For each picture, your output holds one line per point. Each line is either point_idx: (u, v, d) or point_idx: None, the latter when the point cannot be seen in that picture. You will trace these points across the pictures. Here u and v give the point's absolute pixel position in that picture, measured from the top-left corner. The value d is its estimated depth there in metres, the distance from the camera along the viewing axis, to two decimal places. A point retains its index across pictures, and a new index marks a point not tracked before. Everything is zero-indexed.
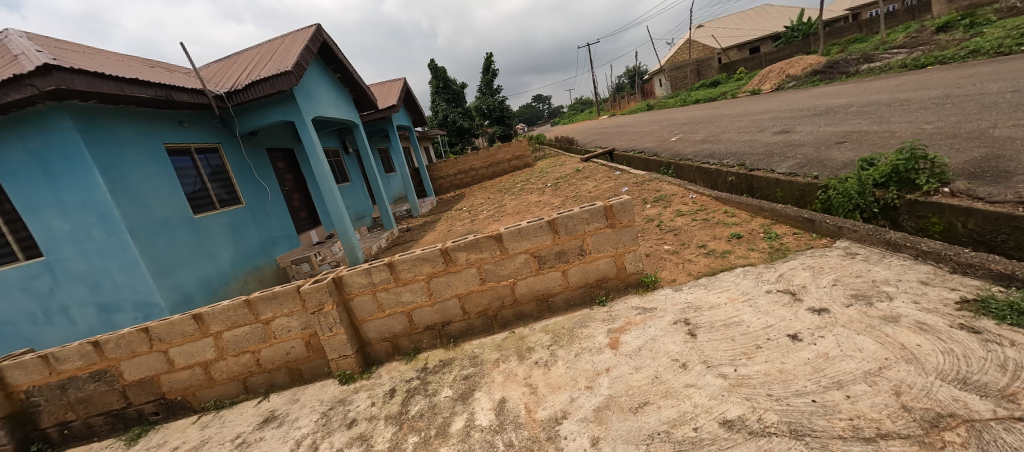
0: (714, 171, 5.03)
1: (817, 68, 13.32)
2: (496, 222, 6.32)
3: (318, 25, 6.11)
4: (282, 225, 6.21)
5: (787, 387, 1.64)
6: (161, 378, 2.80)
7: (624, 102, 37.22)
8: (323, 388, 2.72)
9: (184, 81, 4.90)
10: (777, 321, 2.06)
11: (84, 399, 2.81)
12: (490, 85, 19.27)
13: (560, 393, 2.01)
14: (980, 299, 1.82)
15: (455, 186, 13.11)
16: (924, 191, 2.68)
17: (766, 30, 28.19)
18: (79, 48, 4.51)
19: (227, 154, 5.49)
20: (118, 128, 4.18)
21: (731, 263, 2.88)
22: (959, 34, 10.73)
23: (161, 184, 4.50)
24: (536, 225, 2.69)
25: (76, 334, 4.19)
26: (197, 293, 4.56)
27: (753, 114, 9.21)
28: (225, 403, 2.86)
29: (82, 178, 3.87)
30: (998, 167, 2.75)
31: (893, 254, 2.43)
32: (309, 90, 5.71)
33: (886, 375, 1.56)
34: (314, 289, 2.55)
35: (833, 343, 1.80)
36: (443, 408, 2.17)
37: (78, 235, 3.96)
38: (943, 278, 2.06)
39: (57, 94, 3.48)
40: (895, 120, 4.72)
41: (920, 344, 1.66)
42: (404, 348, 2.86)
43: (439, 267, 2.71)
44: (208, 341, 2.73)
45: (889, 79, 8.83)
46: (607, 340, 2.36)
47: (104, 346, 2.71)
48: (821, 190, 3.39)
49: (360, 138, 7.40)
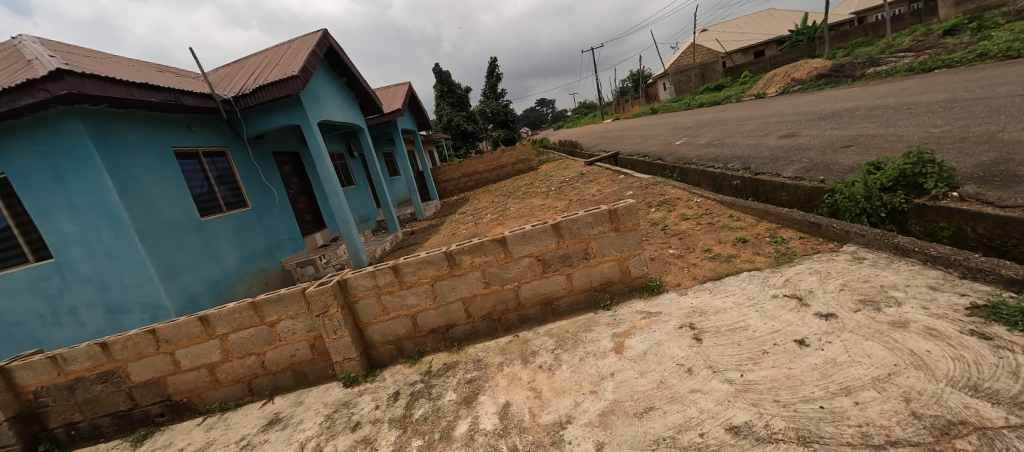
0: (718, 174, 5.02)
1: (822, 71, 13.26)
2: (501, 225, 6.33)
3: (324, 31, 6.17)
4: (287, 227, 6.25)
5: (795, 393, 1.62)
6: (167, 379, 2.82)
7: (626, 105, 37.29)
8: (327, 390, 2.73)
9: (193, 85, 4.98)
10: (783, 326, 2.05)
11: (90, 400, 2.84)
12: (493, 89, 19.94)
13: (564, 397, 2.01)
14: (991, 304, 1.79)
15: (459, 189, 13.15)
16: (932, 195, 2.66)
17: (770, 33, 28.24)
18: (90, 54, 4.59)
19: (233, 157, 5.56)
20: (129, 132, 4.25)
21: (737, 267, 2.87)
22: (966, 37, 10.70)
23: (169, 187, 4.56)
24: (540, 228, 2.69)
25: (84, 335, 4.23)
26: (203, 294, 4.60)
27: (759, 117, 9.16)
28: (230, 405, 2.87)
29: (92, 181, 3.92)
30: (1009, 171, 2.72)
31: (901, 258, 2.41)
32: (314, 94, 5.74)
33: (895, 381, 1.54)
34: (319, 291, 2.57)
35: (842, 348, 1.78)
36: (446, 411, 2.17)
37: (87, 237, 4.01)
38: (953, 283, 2.03)
39: (67, 99, 3.52)
40: (903, 123, 4.69)
41: (929, 350, 1.64)
42: (408, 351, 2.86)
43: (444, 270, 2.72)
44: (213, 343, 2.75)
45: (897, 82, 8.76)
46: (612, 344, 2.35)
47: (112, 348, 2.73)
48: (827, 194, 3.36)
49: (365, 141, 7.44)
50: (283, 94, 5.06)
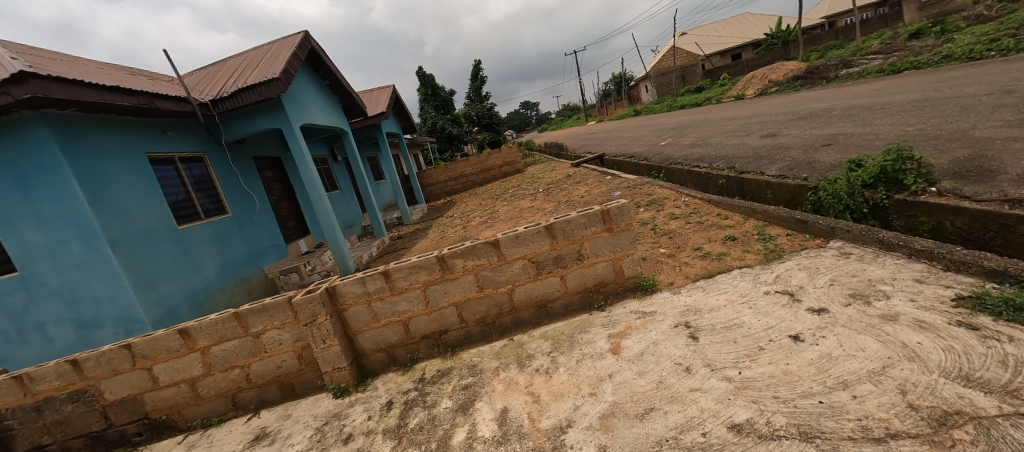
0: (704, 174, 5.10)
1: (798, 73, 13.66)
2: (490, 228, 6.28)
3: (305, 32, 6.02)
4: (270, 234, 6.07)
5: (793, 389, 1.63)
6: (145, 396, 2.67)
7: (610, 107, 37.73)
8: (316, 402, 2.64)
9: (167, 88, 4.80)
10: (778, 322, 2.07)
11: (61, 422, 2.68)
12: (478, 92, 19.95)
13: (563, 401, 1.98)
14: (976, 295, 1.85)
15: (446, 193, 13.06)
16: (912, 191, 2.74)
17: (747, 37, 29.05)
18: (56, 56, 4.37)
19: (212, 163, 5.38)
20: (100, 138, 4.06)
21: (727, 265, 2.90)
22: (931, 40, 11.21)
23: (144, 194, 4.37)
24: (533, 230, 2.67)
25: (52, 352, 3.99)
26: (182, 306, 4.42)
27: (740, 118, 9.38)
28: (213, 421, 2.74)
29: (61, 190, 3.73)
30: (982, 167, 2.82)
31: (886, 253, 2.46)
32: (296, 97, 5.61)
33: (890, 374, 1.56)
34: (306, 300, 2.48)
35: (836, 343, 1.80)
36: (443, 419, 2.11)
37: (55, 248, 3.80)
38: (938, 276, 2.09)
39: (31, 102, 3.34)
40: (879, 122, 4.84)
41: (921, 342, 1.67)
42: (400, 359, 2.79)
43: (437, 274, 2.66)
44: (194, 356, 2.63)
45: (869, 84, 9.06)
46: (608, 345, 2.33)
47: (83, 365, 2.58)
48: (811, 192, 3.44)
49: (350, 145, 7.32)
50: (263, 97, 4.92)
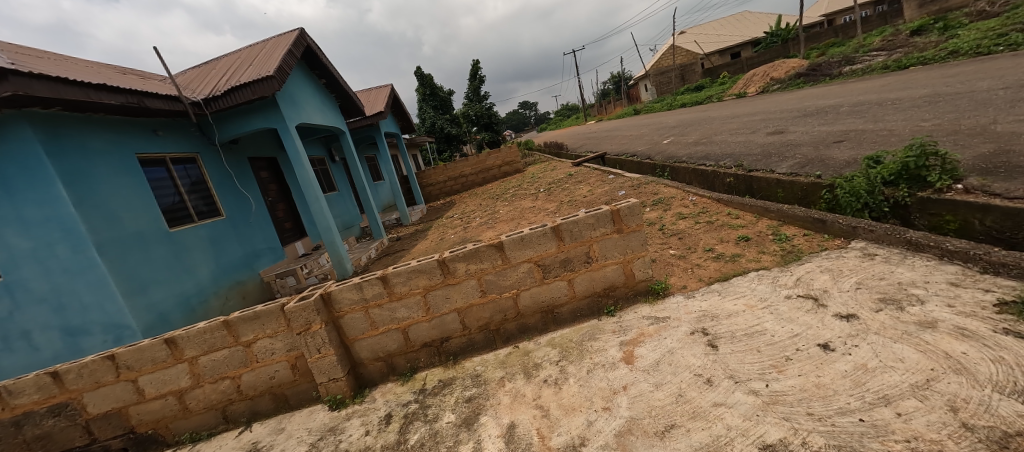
0: (711, 172, 4.98)
1: (800, 70, 13.52)
2: (490, 229, 6.14)
3: (301, 30, 5.87)
4: (265, 237, 5.93)
5: (829, 404, 1.49)
6: (130, 409, 2.53)
7: (609, 106, 37.64)
8: (311, 415, 2.49)
9: (159, 87, 4.66)
10: (804, 329, 1.93)
11: (41, 437, 2.54)
12: (477, 91, 19.84)
13: (575, 416, 1.84)
14: (1020, 300, 1.71)
15: (445, 193, 12.93)
16: (936, 188, 2.61)
17: (746, 35, 28.97)
18: (42, 54, 4.23)
19: (205, 164, 5.23)
20: (87, 138, 3.91)
21: (743, 267, 2.76)
22: (935, 36, 11.09)
23: (134, 196, 4.22)
24: (540, 231, 2.53)
25: (38, 361, 3.82)
26: (174, 312, 4.27)
27: (743, 115, 9.26)
28: (203, 435, 2.60)
29: (46, 192, 3.58)
30: (1010, 163, 2.69)
31: (914, 254, 2.33)
32: (291, 95, 5.46)
33: (936, 388, 1.43)
34: (300, 308, 2.33)
35: (870, 353, 1.67)
36: (445, 436, 1.97)
37: (40, 253, 3.65)
38: (974, 279, 1.95)
39: (13, 100, 3.19)
40: (891, 118, 4.71)
41: (965, 352, 1.54)
42: (400, 368, 2.65)
43: (437, 279, 2.52)
44: (182, 367, 2.48)
45: (874, 80, 8.93)
46: (621, 353, 2.19)
47: (64, 377, 2.44)
48: (826, 190, 3.32)
49: (348, 145, 7.17)
50: (257, 95, 4.77)
